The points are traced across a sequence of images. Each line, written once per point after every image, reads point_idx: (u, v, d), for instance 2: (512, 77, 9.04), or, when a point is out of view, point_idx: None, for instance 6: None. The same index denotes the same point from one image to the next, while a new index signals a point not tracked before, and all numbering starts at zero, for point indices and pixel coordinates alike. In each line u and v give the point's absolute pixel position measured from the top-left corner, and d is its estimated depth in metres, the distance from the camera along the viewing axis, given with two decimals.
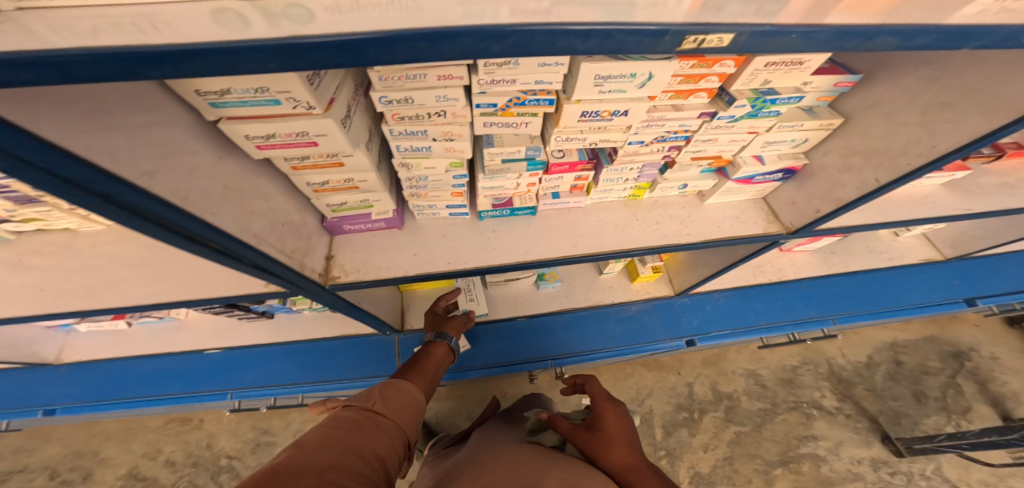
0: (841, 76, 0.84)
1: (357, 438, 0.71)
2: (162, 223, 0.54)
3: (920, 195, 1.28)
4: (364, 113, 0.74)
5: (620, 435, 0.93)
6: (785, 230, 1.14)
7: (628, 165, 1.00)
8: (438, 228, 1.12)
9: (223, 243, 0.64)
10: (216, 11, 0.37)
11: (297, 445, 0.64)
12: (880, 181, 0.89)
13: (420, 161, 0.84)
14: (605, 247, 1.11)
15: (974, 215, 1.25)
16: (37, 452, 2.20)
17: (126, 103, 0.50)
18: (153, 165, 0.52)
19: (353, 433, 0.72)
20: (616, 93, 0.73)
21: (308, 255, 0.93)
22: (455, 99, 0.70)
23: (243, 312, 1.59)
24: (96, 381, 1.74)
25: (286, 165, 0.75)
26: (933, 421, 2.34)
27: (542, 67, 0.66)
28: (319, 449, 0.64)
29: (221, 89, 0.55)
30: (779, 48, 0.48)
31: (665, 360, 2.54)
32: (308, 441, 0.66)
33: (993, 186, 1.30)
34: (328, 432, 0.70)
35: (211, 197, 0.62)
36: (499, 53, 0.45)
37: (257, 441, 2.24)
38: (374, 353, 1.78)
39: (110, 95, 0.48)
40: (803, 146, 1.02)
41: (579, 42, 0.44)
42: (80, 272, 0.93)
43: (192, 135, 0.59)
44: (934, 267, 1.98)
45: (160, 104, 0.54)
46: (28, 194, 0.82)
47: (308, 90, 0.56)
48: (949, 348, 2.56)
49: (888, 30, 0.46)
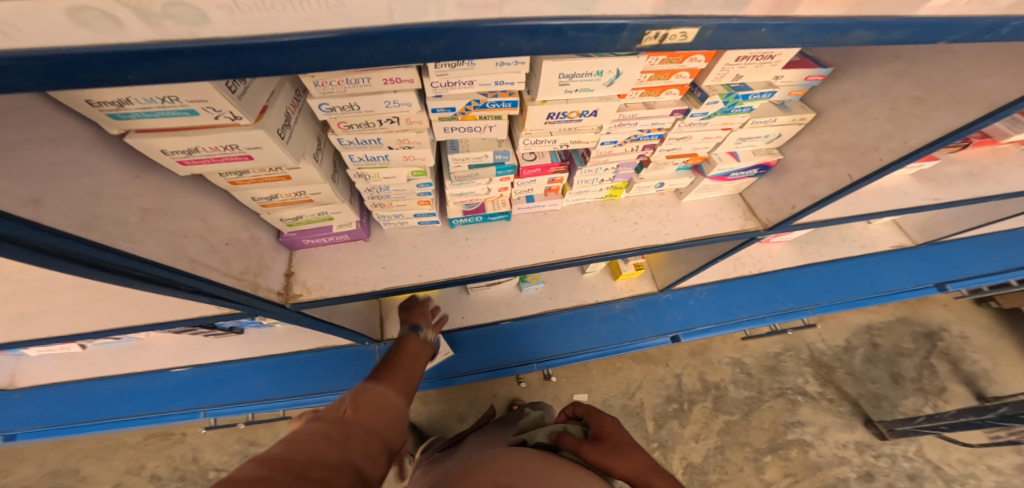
0: (811, 70, 0.80)
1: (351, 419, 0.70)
2: (62, 254, 0.47)
3: (892, 186, 1.27)
4: (308, 122, 0.67)
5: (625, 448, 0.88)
6: (762, 226, 1.12)
7: (602, 166, 0.95)
8: (407, 238, 1.06)
9: (150, 272, 0.57)
10: (71, 9, 0.29)
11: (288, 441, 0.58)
12: (852, 177, 0.87)
13: (378, 171, 0.78)
14: (584, 251, 1.07)
15: (942, 205, 1.25)
16: (9, 473, 2.06)
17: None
18: (39, 190, 0.45)
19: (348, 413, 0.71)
20: (584, 92, 0.69)
21: (263, 274, 0.86)
22: (407, 104, 0.63)
23: (207, 329, 1.50)
24: (56, 405, 1.62)
25: (223, 179, 0.68)
26: (911, 403, 2.38)
27: (501, 67, 0.60)
28: (314, 444, 0.59)
29: (119, 99, 0.47)
30: (750, 42, 0.44)
31: (652, 353, 2.51)
32: (300, 436, 0.60)
33: (959, 174, 1.30)
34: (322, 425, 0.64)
35: (125, 222, 0.55)
36: (430, 55, 0.40)
37: (244, 453, 2.14)
38: (350, 365, 1.71)
39: None
40: (777, 141, 0.99)
41: (525, 41, 0.39)
42: (9, 300, 0.84)
43: (90, 152, 0.52)
44: (906, 254, 2.00)
45: (39, 117, 0.46)
46: None
47: (230, 98, 0.49)
48: (922, 329, 2.61)
49: (864, 22, 0.42)
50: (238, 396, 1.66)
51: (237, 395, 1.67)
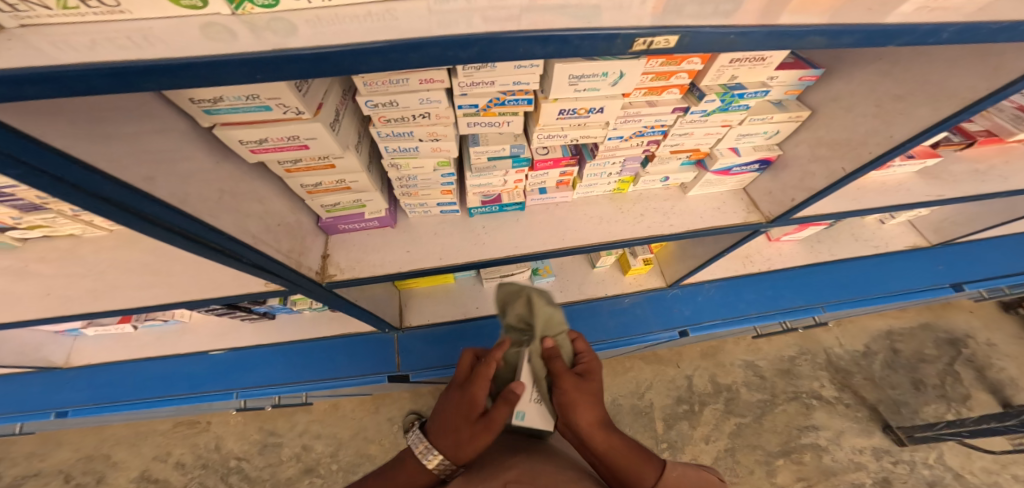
0: (803, 71, 0.87)
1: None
2: (165, 226, 0.58)
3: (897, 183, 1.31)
4: (352, 118, 0.79)
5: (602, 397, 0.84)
6: (764, 219, 1.17)
7: (609, 159, 1.03)
8: (430, 226, 1.16)
9: (224, 244, 0.68)
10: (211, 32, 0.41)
11: None
12: (845, 169, 0.92)
13: (408, 161, 0.88)
14: (593, 240, 1.15)
15: (945, 202, 1.24)
16: (49, 456, 2.23)
17: (127, 114, 0.54)
18: (153, 170, 0.57)
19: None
20: (590, 91, 0.77)
21: (304, 254, 0.96)
22: (437, 101, 0.74)
23: (245, 313, 1.64)
24: (102, 385, 1.76)
25: (280, 167, 0.80)
26: (933, 409, 2.37)
27: (519, 69, 0.70)
28: None
29: (214, 97, 0.59)
30: (722, 47, 0.51)
31: (663, 354, 2.56)
32: None
33: (964, 173, 1.29)
34: None
35: (209, 200, 0.67)
36: (467, 60, 0.47)
37: (266, 441, 2.28)
38: (372, 351, 1.81)
39: (112, 106, 0.52)
40: (776, 137, 1.05)
41: (539, 47, 0.46)
42: (86, 277, 0.97)
43: (187, 142, 0.64)
44: (923, 254, 1.99)
45: (157, 112, 0.59)
46: (34, 201, 0.85)
47: (297, 96, 0.60)
48: (945, 335, 2.60)
49: (817, 30, 0.50)
50: (268, 378, 1.78)
51: (267, 377, 1.78)
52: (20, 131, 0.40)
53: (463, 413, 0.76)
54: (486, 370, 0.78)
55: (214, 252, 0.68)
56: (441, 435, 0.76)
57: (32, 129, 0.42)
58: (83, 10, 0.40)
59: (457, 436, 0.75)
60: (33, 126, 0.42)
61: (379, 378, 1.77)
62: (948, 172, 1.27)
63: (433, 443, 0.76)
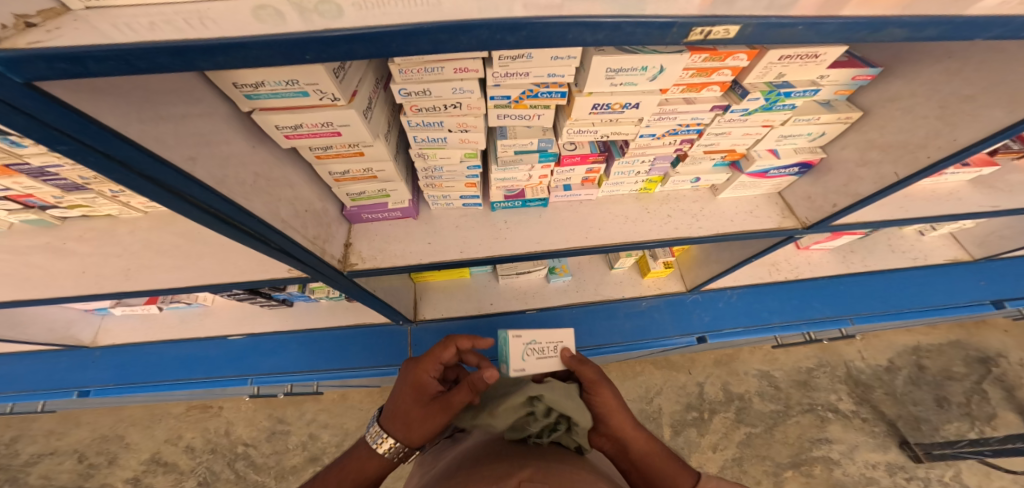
0: (858, 69, 0.83)
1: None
2: (205, 209, 0.59)
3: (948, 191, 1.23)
4: (383, 106, 0.79)
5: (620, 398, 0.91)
6: (800, 225, 1.13)
7: (639, 157, 1.00)
8: (452, 218, 1.15)
9: (255, 228, 0.68)
10: (263, 12, 0.40)
11: None
12: (899, 174, 0.88)
13: (435, 151, 0.88)
14: (618, 239, 1.12)
15: (1000, 213, 1.16)
16: (67, 435, 2.30)
17: (176, 96, 0.55)
18: (194, 151, 0.57)
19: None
20: (627, 86, 0.75)
21: (328, 242, 0.96)
22: (470, 91, 0.73)
23: (265, 299, 1.65)
24: (121, 366, 1.79)
25: (311, 153, 0.79)
26: (955, 427, 2.28)
27: (555, 61, 0.69)
28: None
29: (256, 82, 0.59)
30: (786, 39, 0.48)
31: (675, 359, 2.52)
32: None
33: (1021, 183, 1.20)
34: None
35: (244, 184, 0.67)
36: (513, 45, 0.45)
37: (274, 428, 2.31)
38: (386, 344, 1.80)
39: (166, 88, 0.53)
40: (819, 139, 1.01)
41: (588, 33, 0.44)
42: (118, 257, 0.98)
43: (227, 125, 0.64)
44: (966, 268, 1.88)
45: (201, 96, 0.59)
46: (77, 180, 0.86)
47: (334, 82, 0.60)
48: (976, 353, 2.50)
49: (896, 21, 0.47)
50: (283, 366, 1.79)
51: (283, 365, 1.79)
52: (75, 108, 0.40)
53: (413, 396, 0.87)
54: (445, 355, 0.89)
55: (246, 236, 0.67)
56: (395, 422, 0.86)
57: (88, 106, 0.42)
58: None
59: (410, 419, 0.86)
60: (88, 101, 0.42)
61: (392, 371, 1.77)
62: (1003, 182, 1.20)
63: (389, 432, 0.86)
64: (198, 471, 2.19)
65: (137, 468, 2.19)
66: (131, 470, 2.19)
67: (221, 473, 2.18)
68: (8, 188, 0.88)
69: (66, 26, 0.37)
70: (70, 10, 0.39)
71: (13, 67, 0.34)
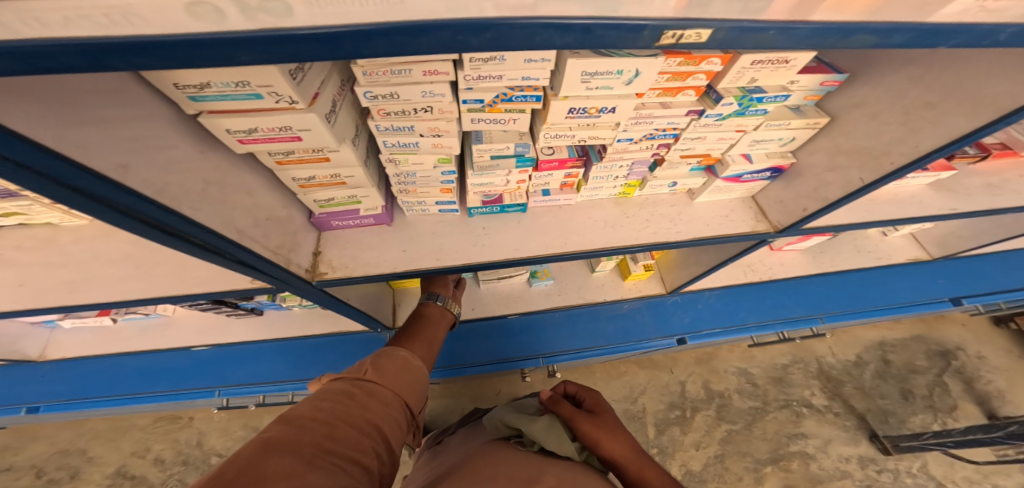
0: (826, 75, 0.83)
1: (362, 459, 0.62)
2: (142, 219, 0.54)
3: (915, 195, 1.25)
4: (350, 108, 0.75)
5: (616, 425, 0.92)
6: (773, 228, 1.14)
7: (617, 162, 0.99)
8: (428, 225, 1.12)
9: (205, 239, 0.63)
10: None
11: (284, 421, 0.61)
12: (864, 180, 0.89)
13: (408, 156, 0.84)
14: (596, 245, 1.11)
15: (959, 215, 1.20)
16: (24, 450, 2.15)
17: (108, 97, 0.50)
18: (130, 158, 0.52)
19: (330, 437, 0.61)
20: (603, 90, 0.73)
21: (294, 251, 0.91)
22: (441, 94, 0.70)
23: (231, 309, 1.57)
24: (76, 380, 1.67)
25: (271, 159, 0.75)
26: (920, 419, 2.37)
27: (529, 63, 0.66)
28: (312, 422, 0.62)
29: (201, 83, 0.54)
30: (758, 44, 0.47)
31: (658, 358, 2.55)
32: (298, 416, 0.63)
33: (978, 186, 1.24)
34: (319, 404, 0.68)
35: (192, 192, 0.62)
36: (478, 47, 0.42)
37: (247, 440, 2.21)
38: (361, 351, 1.74)
39: (96, 88, 0.48)
40: (791, 145, 1.01)
41: (557, 36, 0.42)
42: (60, 268, 0.90)
43: (171, 128, 0.59)
44: (928, 267, 1.96)
45: (139, 97, 0.54)
46: (8, 186, 0.79)
47: (291, 84, 0.56)
48: (937, 347, 2.61)
49: (866, 27, 0.46)
50: (252, 377, 1.71)
51: (252, 376, 1.71)
52: None
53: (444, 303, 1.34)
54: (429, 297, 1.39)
55: (193, 247, 0.63)
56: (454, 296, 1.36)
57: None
58: None
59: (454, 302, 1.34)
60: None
61: None
62: (961, 186, 1.24)
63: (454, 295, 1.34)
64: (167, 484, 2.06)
65: (102, 483, 2.05)
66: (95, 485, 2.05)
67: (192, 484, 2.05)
68: None
69: None
70: None
71: None
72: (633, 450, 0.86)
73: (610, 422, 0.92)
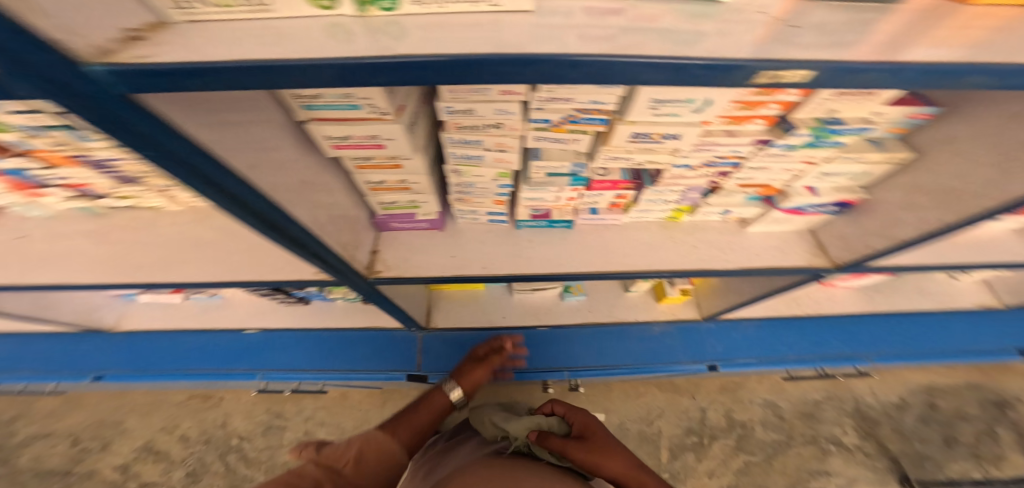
0: (915, 109, 0.76)
1: None
2: (254, 211, 0.60)
3: (994, 238, 1.18)
4: (425, 120, 0.81)
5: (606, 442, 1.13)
6: (832, 264, 1.12)
7: (671, 187, 1.00)
8: (476, 233, 1.15)
9: (295, 233, 0.69)
10: (347, 35, 0.41)
11: None
12: (944, 221, 0.85)
13: (471, 169, 0.89)
14: (640, 267, 1.11)
15: None
16: (66, 418, 2.32)
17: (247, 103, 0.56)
18: (254, 158, 0.58)
19: None
20: (670, 116, 0.74)
21: (357, 248, 0.98)
22: (512, 113, 0.73)
23: (284, 296, 1.66)
24: (139, 351, 1.80)
25: (351, 163, 0.80)
26: (959, 467, 2.21)
27: (600, 89, 0.69)
28: None
29: (313, 94, 0.60)
30: (859, 84, 0.46)
31: (680, 382, 2.42)
32: None
33: None
34: None
35: (292, 190, 0.68)
36: (574, 79, 0.44)
37: (267, 424, 2.30)
38: (396, 349, 1.81)
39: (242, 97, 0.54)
40: (863, 179, 0.97)
41: (649, 72, 0.43)
42: (155, 249, 0.99)
43: (283, 131, 0.65)
44: (993, 317, 1.83)
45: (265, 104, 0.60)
46: (129, 174, 0.88)
47: (387, 98, 0.61)
48: (993, 396, 2.40)
49: (980, 68, 0.44)
50: (294, 364, 1.79)
51: (292, 363, 1.79)
52: (167, 120, 0.42)
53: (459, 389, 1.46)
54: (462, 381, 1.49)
55: (284, 239, 0.69)
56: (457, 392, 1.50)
57: (175, 116, 0.44)
58: (238, 9, 0.41)
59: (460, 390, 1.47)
60: (176, 111, 0.44)
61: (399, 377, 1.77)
62: None
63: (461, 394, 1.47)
64: (186, 462, 2.20)
65: (127, 456, 2.21)
66: (121, 457, 2.21)
67: (212, 464, 2.19)
68: (69, 177, 0.89)
69: (173, 39, 0.39)
70: (172, 24, 0.41)
71: (130, 84, 0.35)
72: (623, 463, 1.07)
73: (603, 442, 1.13)
